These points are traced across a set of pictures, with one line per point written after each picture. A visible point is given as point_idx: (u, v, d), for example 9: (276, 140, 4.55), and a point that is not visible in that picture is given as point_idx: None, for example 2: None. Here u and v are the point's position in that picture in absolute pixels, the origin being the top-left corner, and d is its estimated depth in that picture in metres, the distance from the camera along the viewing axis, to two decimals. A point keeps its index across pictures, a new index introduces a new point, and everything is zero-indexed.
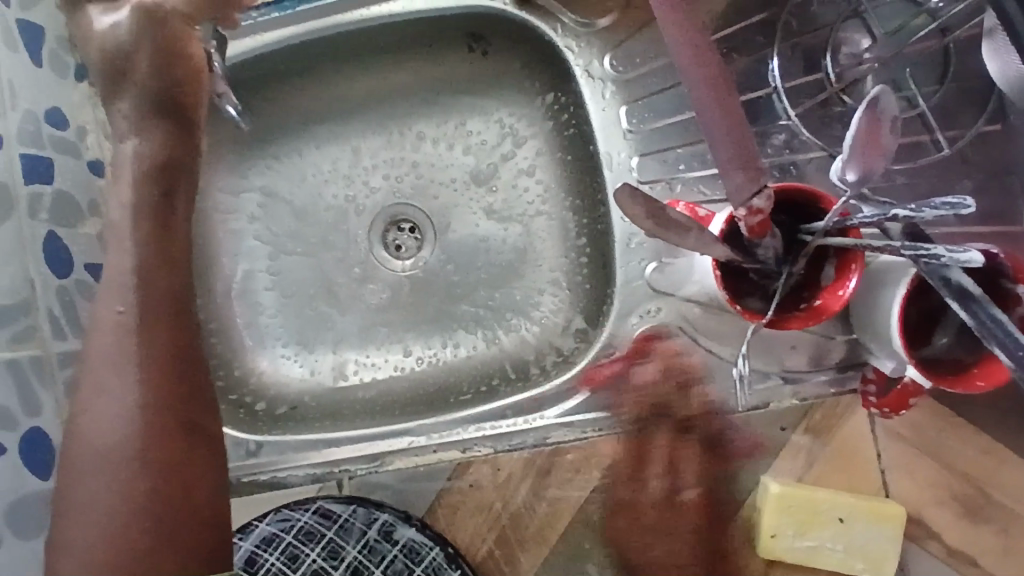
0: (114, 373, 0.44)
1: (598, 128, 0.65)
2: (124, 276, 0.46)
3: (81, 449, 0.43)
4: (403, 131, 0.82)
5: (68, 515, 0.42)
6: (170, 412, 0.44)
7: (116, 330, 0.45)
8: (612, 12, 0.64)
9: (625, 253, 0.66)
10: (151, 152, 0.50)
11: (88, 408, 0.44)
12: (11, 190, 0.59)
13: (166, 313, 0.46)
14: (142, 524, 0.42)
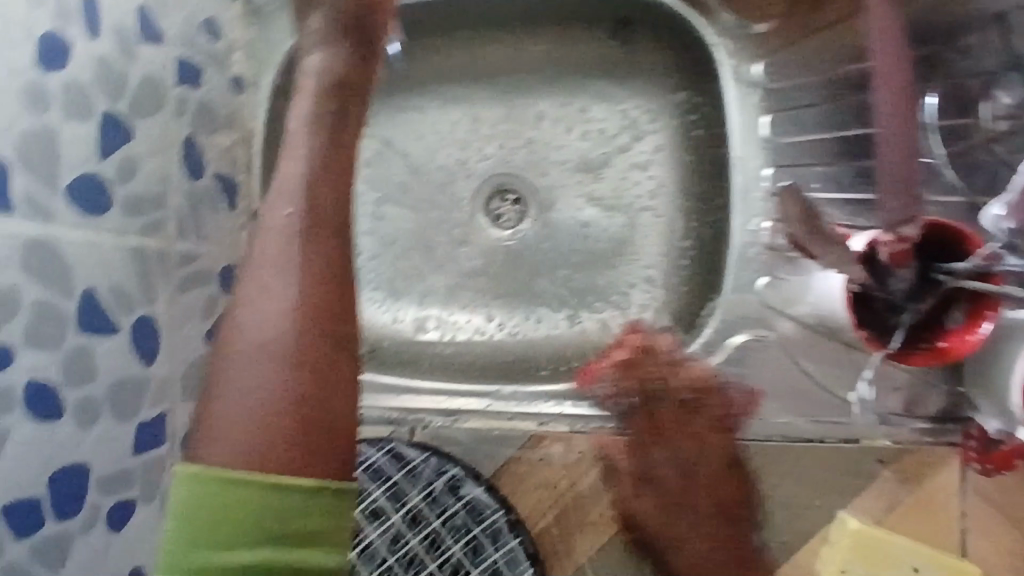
0: (274, 272, 0.40)
1: (737, 132, 0.65)
2: (294, 182, 0.43)
3: (232, 345, 0.39)
4: (524, 108, 0.79)
5: (210, 415, 0.38)
6: (323, 323, 0.40)
7: (284, 233, 0.41)
8: (772, 20, 0.64)
9: (740, 262, 0.65)
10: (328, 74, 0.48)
11: (243, 305, 0.40)
12: (163, 87, 0.59)
13: (330, 222, 0.42)
14: (282, 429, 0.37)
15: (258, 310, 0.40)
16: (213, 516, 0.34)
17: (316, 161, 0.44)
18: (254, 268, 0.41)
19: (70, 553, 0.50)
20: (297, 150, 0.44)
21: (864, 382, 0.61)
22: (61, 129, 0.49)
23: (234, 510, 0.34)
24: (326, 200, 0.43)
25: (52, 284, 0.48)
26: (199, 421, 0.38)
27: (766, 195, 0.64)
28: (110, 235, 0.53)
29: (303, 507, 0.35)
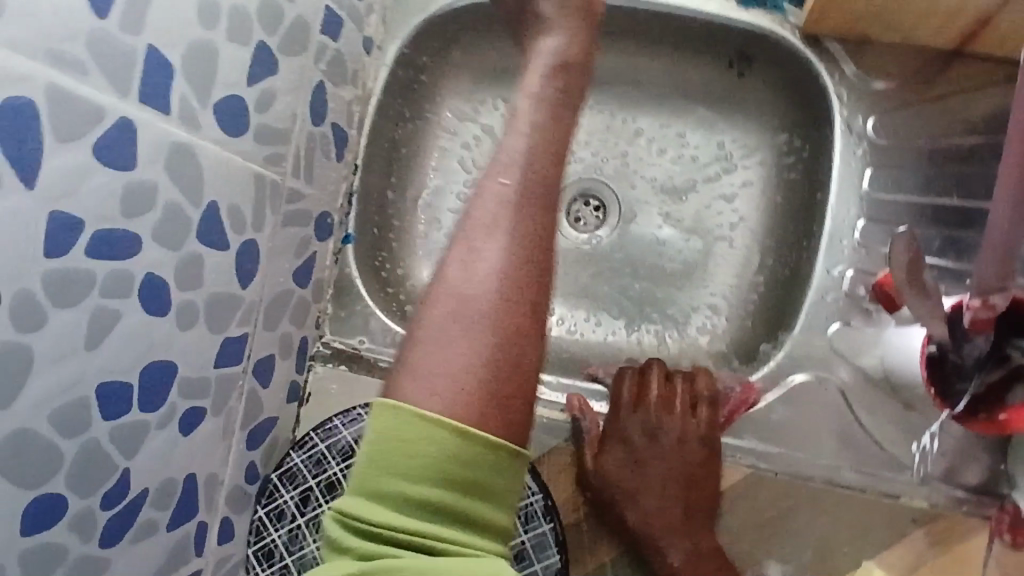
0: (490, 238, 0.41)
1: (836, 179, 0.66)
2: (513, 156, 0.45)
3: (438, 299, 0.40)
4: (624, 121, 0.81)
5: (412, 356, 0.38)
6: (528, 285, 0.40)
7: (499, 200, 0.43)
8: (890, 80, 0.66)
9: (815, 304, 0.66)
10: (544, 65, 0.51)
11: (452, 263, 0.41)
12: (311, 32, 0.61)
13: (540, 196, 0.44)
14: (483, 391, 0.37)
15: (469, 270, 0.40)
16: (408, 446, 0.35)
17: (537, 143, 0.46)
18: (468, 232, 0.42)
19: (142, 446, 0.51)
20: (517, 130, 0.46)
21: (931, 434, 0.62)
22: (223, 47, 0.51)
23: (425, 447, 0.35)
24: (540, 174, 0.44)
25: (185, 189, 0.50)
26: (396, 366, 0.39)
27: (853, 247, 0.66)
28: (241, 156, 0.55)
29: (489, 461, 0.36)
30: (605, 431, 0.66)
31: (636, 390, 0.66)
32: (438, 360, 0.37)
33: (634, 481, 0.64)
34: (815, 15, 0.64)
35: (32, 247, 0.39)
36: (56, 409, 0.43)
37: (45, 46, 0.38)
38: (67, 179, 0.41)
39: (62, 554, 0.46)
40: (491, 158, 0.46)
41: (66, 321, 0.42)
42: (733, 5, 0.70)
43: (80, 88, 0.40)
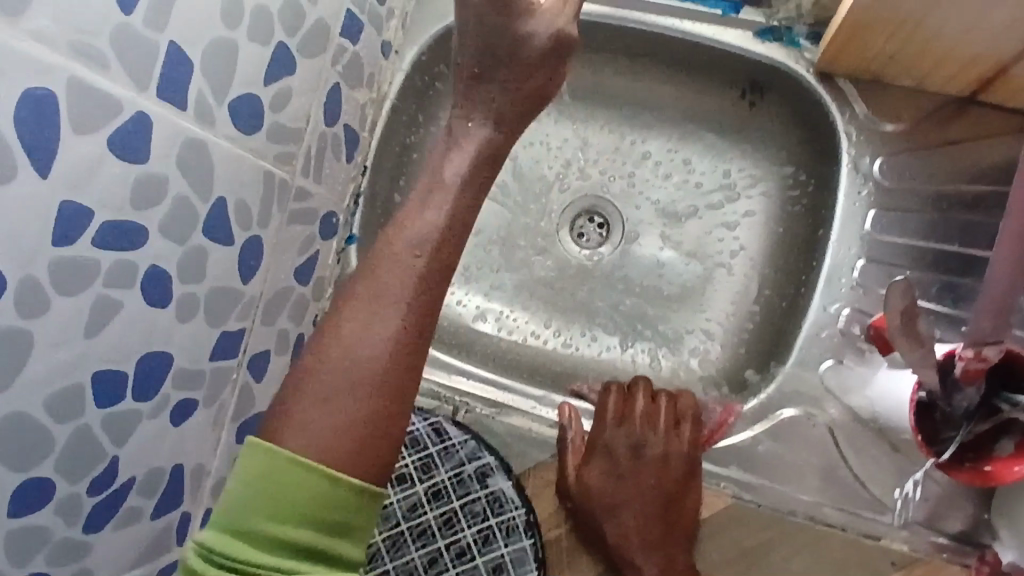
0: (387, 306, 0.43)
1: (840, 217, 0.67)
2: (427, 227, 0.46)
3: (323, 360, 0.41)
4: (633, 143, 0.82)
5: (287, 413, 0.39)
6: (408, 362, 0.42)
7: (402, 270, 0.44)
8: (901, 123, 0.66)
9: (810, 340, 0.66)
10: (464, 130, 0.52)
11: (347, 310, 0.43)
12: (329, 35, 0.62)
13: (440, 271, 0.45)
14: (355, 442, 0.39)
15: (364, 323, 0.42)
16: (270, 488, 0.36)
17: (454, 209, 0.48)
18: (368, 283, 0.43)
19: (133, 434, 0.52)
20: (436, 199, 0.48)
21: (914, 480, 0.63)
22: (243, 45, 0.51)
23: (286, 485, 0.36)
24: (446, 250, 0.46)
25: (196, 183, 0.50)
26: (277, 405, 0.40)
27: (852, 286, 0.66)
28: (253, 153, 0.56)
29: (346, 503, 0.37)
30: (588, 441, 0.66)
31: (619, 403, 0.68)
32: (308, 426, 0.38)
33: (612, 493, 0.64)
34: (833, 55, 0.65)
35: (41, 233, 0.40)
36: (51, 394, 0.44)
37: (67, 37, 0.39)
38: (80, 167, 0.41)
39: (45, 537, 0.47)
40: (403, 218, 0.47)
41: (69, 308, 0.43)
42: (749, 36, 0.69)
43: (99, 81, 0.41)
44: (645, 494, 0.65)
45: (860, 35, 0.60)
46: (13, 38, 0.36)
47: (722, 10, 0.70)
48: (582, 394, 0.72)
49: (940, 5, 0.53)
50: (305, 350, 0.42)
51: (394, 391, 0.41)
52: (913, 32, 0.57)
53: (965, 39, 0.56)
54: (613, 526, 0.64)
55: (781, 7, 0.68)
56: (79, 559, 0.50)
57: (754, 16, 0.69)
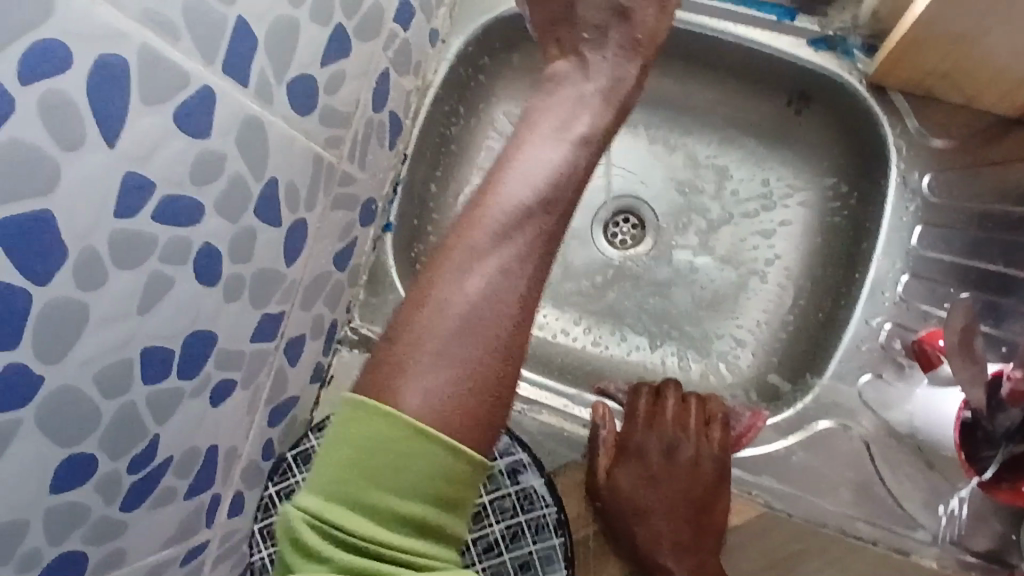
0: (502, 252, 0.43)
1: (885, 231, 0.67)
2: (539, 181, 0.47)
3: (443, 298, 0.41)
4: (672, 146, 0.81)
5: (411, 347, 0.40)
6: (525, 311, 0.43)
7: (515, 218, 0.45)
8: (952, 139, 0.66)
9: (849, 352, 0.66)
10: (555, 112, 0.52)
11: (454, 265, 0.43)
12: (384, 19, 0.61)
13: (553, 227, 0.46)
14: (472, 393, 0.39)
15: (473, 280, 0.42)
16: (373, 454, 0.36)
17: (550, 181, 0.47)
18: (473, 237, 0.44)
19: (173, 414, 0.51)
20: (544, 157, 0.48)
21: (960, 497, 0.62)
22: (304, 25, 0.51)
23: (388, 452, 0.36)
24: (557, 205, 0.46)
25: (251, 163, 0.49)
26: (387, 352, 0.40)
27: (894, 300, 0.66)
28: (305, 136, 0.55)
29: (446, 474, 0.36)
30: (618, 441, 0.65)
31: (647, 403, 0.67)
32: (436, 359, 0.39)
33: (644, 496, 0.62)
34: (886, 67, 0.64)
35: (103, 206, 0.39)
36: (100, 370, 0.43)
37: (143, 6, 0.38)
38: (146, 140, 0.40)
39: (83, 514, 0.46)
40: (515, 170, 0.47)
41: (123, 282, 0.42)
42: (802, 44, 0.69)
43: (171, 53, 0.40)
44: (677, 498, 0.62)
45: (916, 48, 0.60)
46: (92, 5, 0.35)
47: (776, 16, 0.69)
48: (608, 393, 0.72)
49: (1006, 15, 0.53)
50: (421, 290, 0.43)
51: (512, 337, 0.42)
52: (971, 46, 0.57)
53: None
54: (643, 529, 0.63)
55: (838, 17, 0.68)
56: (113, 538, 0.49)
57: (808, 24, 0.69)
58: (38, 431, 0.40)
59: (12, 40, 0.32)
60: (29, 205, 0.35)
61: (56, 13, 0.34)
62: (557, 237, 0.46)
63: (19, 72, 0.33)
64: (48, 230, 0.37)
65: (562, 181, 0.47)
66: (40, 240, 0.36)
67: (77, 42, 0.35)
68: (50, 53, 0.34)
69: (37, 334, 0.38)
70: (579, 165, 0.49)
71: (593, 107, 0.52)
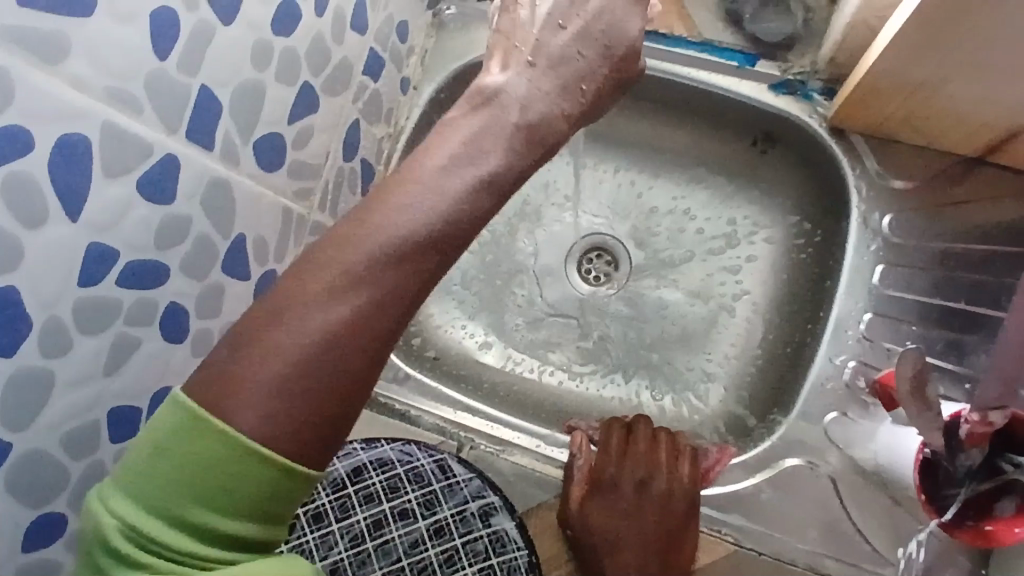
0: (356, 284, 0.34)
1: (848, 268, 0.68)
2: (432, 203, 0.37)
3: (279, 324, 0.33)
4: (641, 184, 0.82)
5: (229, 378, 0.32)
6: (365, 363, 0.34)
7: (386, 244, 0.35)
8: (911, 180, 0.68)
9: (816, 390, 0.67)
10: (474, 127, 0.41)
11: (308, 286, 0.34)
12: (353, 73, 0.63)
13: (434, 264, 0.36)
14: (282, 446, 0.32)
15: (325, 306, 0.34)
16: (194, 475, 0.31)
17: (445, 207, 0.37)
18: (335, 257, 0.35)
19: None
20: (449, 169, 0.38)
21: (917, 541, 0.63)
22: (270, 87, 0.52)
23: (208, 471, 0.31)
24: (447, 235, 0.36)
25: (217, 221, 0.51)
26: (210, 366, 0.33)
27: (858, 338, 0.67)
28: (273, 191, 0.56)
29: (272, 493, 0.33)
30: (596, 475, 0.65)
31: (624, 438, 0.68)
32: (247, 401, 0.32)
33: (619, 535, 0.62)
34: (846, 111, 0.66)
35: (68, 275, 0.40)
36: (68, 431, 0.44)
37: (107, 84, 0.39)
38: (109, 211, 0.41)
39: (55, 571, 0.46)
40: (411, 177, 0.37)
41: (89, 347, 0.43)
42: (764, 88, 0.71)
43: (132, 126, 0.41)
44: (646, 536, 0.62)
45: (874, 96, 0.62)
46: (53, 85, 0.36)
47: (738, 62, 0.71)
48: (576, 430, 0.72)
49: (959, 70, 0.55)
50: (264, 304, 0.34)
51: (344, 390, 0.34)
52: (928, 95, 0.59)
53: (980, 105, 0.58)
54: (613, 563, 0.61)
55: (797, 62, 0.70)
56: None
57: (770, 69, 0.71)
58: (9, 494, 0.41)
59: None
60: None
61: (18, 98, 0.35)
62: (440, 275, 0.37)
63: None
64: (14, 302, 0.37)
65: (463, 209, 0.37)
66: (8, 313, 0.37)
67: (42, 124, 0.36)
68: (13, 136, 0.35)
69: (4, 403, 0.39)
70: (486, 195, 0.38)
71: (514, 138, 0.41)
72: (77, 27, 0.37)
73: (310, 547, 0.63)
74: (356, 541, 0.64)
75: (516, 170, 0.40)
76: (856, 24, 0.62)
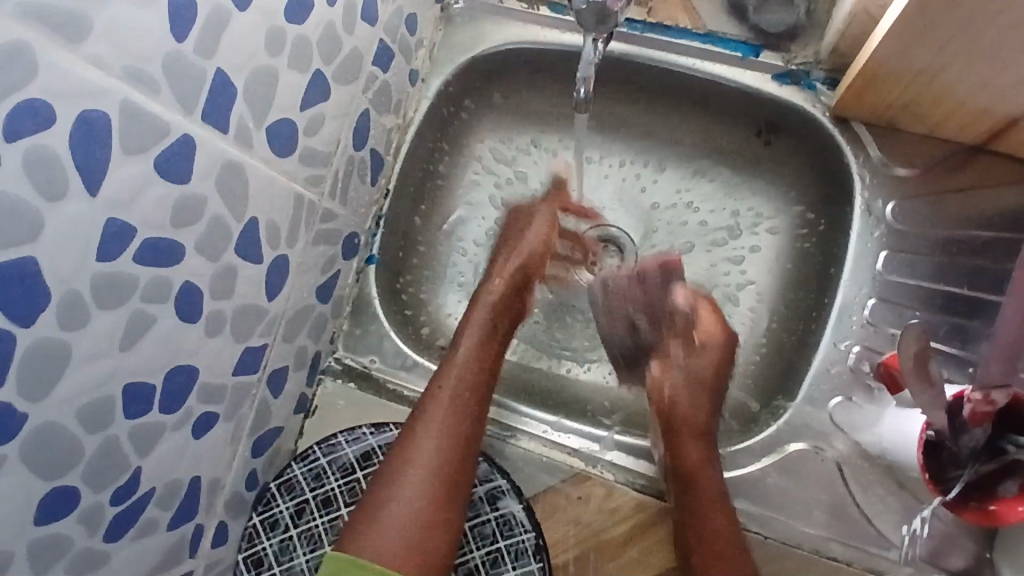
0: (432, 432, 0.63)
1: (852, 255, 0.69)
2: (456, 370, 0.67)
3: (400, 467, 0.62)
4: (646, 176, 0.83)
5: (379, 510, 0.60)
6: (452, 479, 0.62)
7: (445, 406, 0.64)
8: (914, 167, 0.68)
9: (821, 375, 0.68)
10: (480, 315, 0.71)
11: (407, 444, 0.63)
12: (362, 63, 0.64)
13: (476, 396, 0.66)
14: (426, 541, 0.59)
15: (424, 448, 0.62)
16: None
17: (466, 368, 0.67)
18: (418, 426, 0.64)
19: (156, 446, 0.52)
20: (461, 349, 0.68)
21: (922, 517, 0.64)
22: (282, 73, 0.53)
23: None
24: (472, 381, 0.67)
25: (231, 204, 0.52)
26: (357, 514, 0.60)
27: (862, 323, 0.68)
28: (286, 176, 0.57)
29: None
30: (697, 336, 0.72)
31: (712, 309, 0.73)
32: (396, 524, 0.59)
33: (687, 368, 0.70)
34: (848, 101, 0.67)
35: (87, 249, 0.41)
36: (83, 405, 0.44)
37: (126, 63, 0.41)
38: (127, 187, 0.43)
39: (67, 546, 0.47)
40: (442, 366, 0.68)
41: (105, 321, 0.44)
42: (768, 79, 0.72)
43: (150, 105, 0.43)
44: (704, 382, 0.69)
45: (877, 83, 0.63)
46: (73, 62, 0.38)
47: (741, 53, 0.73)
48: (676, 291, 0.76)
49: (961, 55, 0.55)
50: (381, 473, 0.62)
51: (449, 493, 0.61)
52: (930, 81, 0.60)
53: (982, 91, 0.58)
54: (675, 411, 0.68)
55: (800, 53, 0.71)
56: (96, 568, 0.50)
57: (773, 60, 0.72)
58: (24, 465, 0.41)
59: (2, 99, 0.34)
60: (15, 251, 0.37)
61: (40, 73, 0.36)
62: (479, 411, 0.66)
63: (3, 130, 0.35)
64: (31, 272, 0.38)
65: (476, 366, 0.67)
66: (25, 282, 0.38)
67: (64, 100, 0.37)
68: (35, 110, 0.36)
69: (23, 372, 0.39)
70: (479, 408, 0.66)
71: (495, 310, 0.72)
72: (98, 6, 0.38)
73: (320, 531, 0.66)
74: None
75: (491, 319, 0.71)
76: (857, 13, 0.63)
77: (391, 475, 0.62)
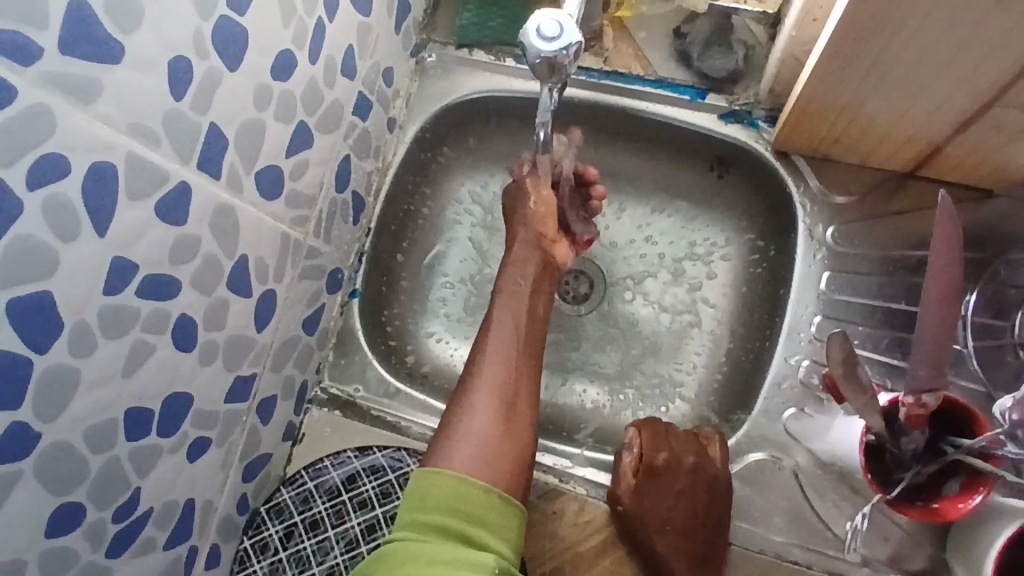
0: (496, 352, 0.65)
1: (798, 277, 0.75)
2: (511, 294, 0.69)
3: (467, 387, 0.63)
4: (611, 208, 0.89)
5: (451, 430, 0.60)
6: (519, 393, 0.63)
7: (505, 326, 0.67)
8: (851, 195, 0.75)
9: (773, 390, 0.73)
10: (524, 247, 0.73)
11: (473, 367, 0.65)
12: (342, 113, 0.70)
13: (531, 320, 0.69)
14: (503, 456, 0.59)
15: (489, 365, 0.64)
16: (456, 500, 0.55)
17: (522, 293, 0.70)
18: (482, 348, 0.66)
19: (154, 468, 0.56)
20: (515, 276, 0.71)
21: (863, 514, 0.67)
22: (269, 124, 0.59)
23: (437, 518, 0.54)
24: (528, 305, 0.69)
25: (224, 243, 0.57)
26: (430, 449, 0.60)
27: (810, 339, 0.73)
28: (273, 217, 0.63)
29: (500, 504, 0.56)
30: (645, 462, 0.70)
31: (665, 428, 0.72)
32: (470, 438, 0.59)
33: (650, 462, 0.70)
34: (787, 134, 0.73)
35: (95, 283, 0.46)
36: (89, 426, 0.49)
37: (131, 121, 0.46)
38: (131, 228, 0.48)
39: (72, 560, 0.51)
40: (495, 294, 0.70)
41: (111, 350, 0.49)
42: (715, 118, 0.79)
43: (151, 156, 0.48)
44: (656, 505, 0.69)
45: (809, 121, 0.70)
46: (86, 121, 0.43)
47: (689, 96, 0.79)
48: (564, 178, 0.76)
49: (877, 93, 0.62)
50: (451, 397, 0.64)
51: (519, 407, 0.62)
52: (854, 115, 0.67)
53: (900, 122, 0.65)
54: (643, 520, 0.69)
55: (743, 94, 0.78)
56: None
57: (718, 101, 0.79)
58: (36, 480, 0.45)
59: (26, 154, 0.40)
60: (35, 287, 0.42)
61: (57, 131, 0.41)
62: (534, 333, 0.68)
63: (27, 180, 0.40)
64: (47, 305, 0.43)
65: (531, 290, 0.70)
66: (43, 314, 0.43)
67: (77, 155, 0.43)
68: (53, 163, 0.41)
69: (38, 396, 0.44)
70: (528, 340, 0.67)
71: (534, 253, 0.72)
72: (109, 74, 0.44)
73: (308, 553, 0.70)
74: (351, 546, 0.71)
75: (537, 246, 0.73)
76: (786, 58, 0.70)
77: (461, 396, 0.63)
